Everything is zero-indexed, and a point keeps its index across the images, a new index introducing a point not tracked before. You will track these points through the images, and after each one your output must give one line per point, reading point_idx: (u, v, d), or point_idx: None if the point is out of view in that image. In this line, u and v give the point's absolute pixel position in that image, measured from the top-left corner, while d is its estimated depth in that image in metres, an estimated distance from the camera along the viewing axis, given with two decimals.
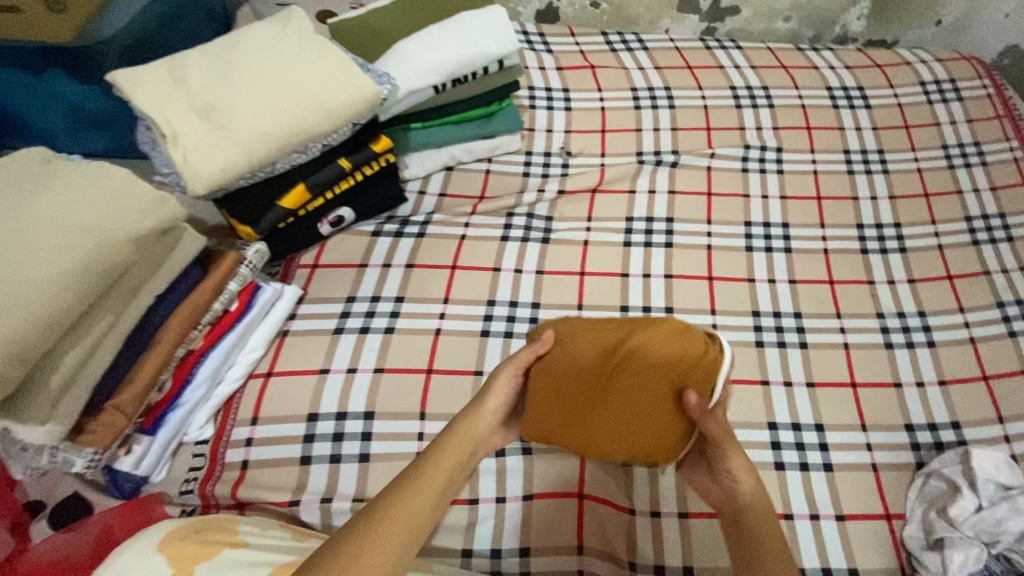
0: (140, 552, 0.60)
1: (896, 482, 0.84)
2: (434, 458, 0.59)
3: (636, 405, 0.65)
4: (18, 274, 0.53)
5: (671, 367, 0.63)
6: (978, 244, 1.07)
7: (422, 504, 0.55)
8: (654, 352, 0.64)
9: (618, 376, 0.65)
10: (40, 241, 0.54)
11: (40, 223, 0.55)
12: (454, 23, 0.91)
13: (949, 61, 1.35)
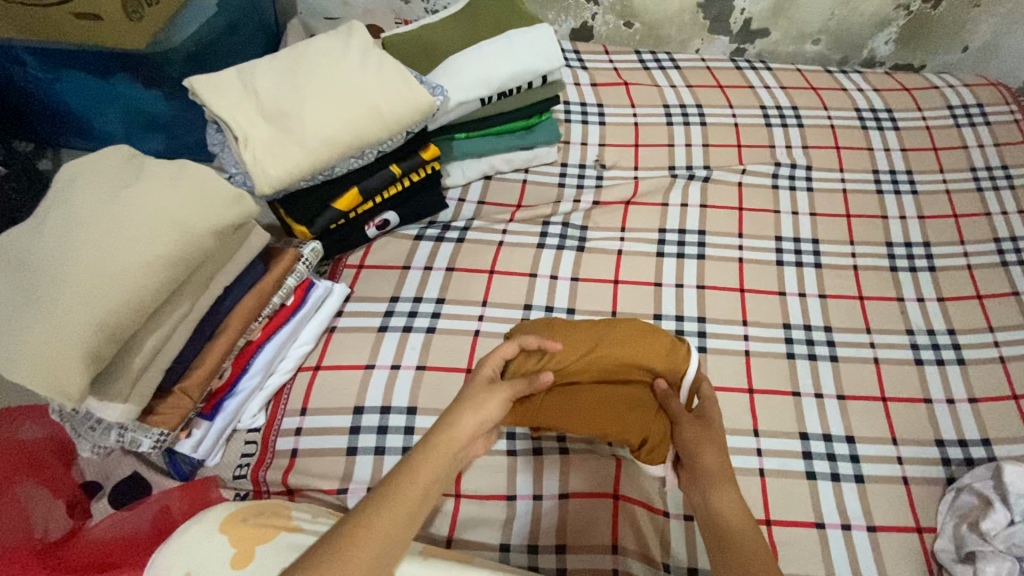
0: (206, 530, 0.64)
1: (926, 497, 0.85)
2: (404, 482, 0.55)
3: (618, 398, 0.75)
4: (116, 262, 0.59)
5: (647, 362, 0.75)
6: (1007, 265, 1.09)
7: (389, 533, 0.52)
8: (631, 351, 0.75)
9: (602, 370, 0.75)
10: (135, 233, 0.60)
11: (134, 217, 0.61)
12: (503, 39, 0.96)
13: (976, 87, 1.37)
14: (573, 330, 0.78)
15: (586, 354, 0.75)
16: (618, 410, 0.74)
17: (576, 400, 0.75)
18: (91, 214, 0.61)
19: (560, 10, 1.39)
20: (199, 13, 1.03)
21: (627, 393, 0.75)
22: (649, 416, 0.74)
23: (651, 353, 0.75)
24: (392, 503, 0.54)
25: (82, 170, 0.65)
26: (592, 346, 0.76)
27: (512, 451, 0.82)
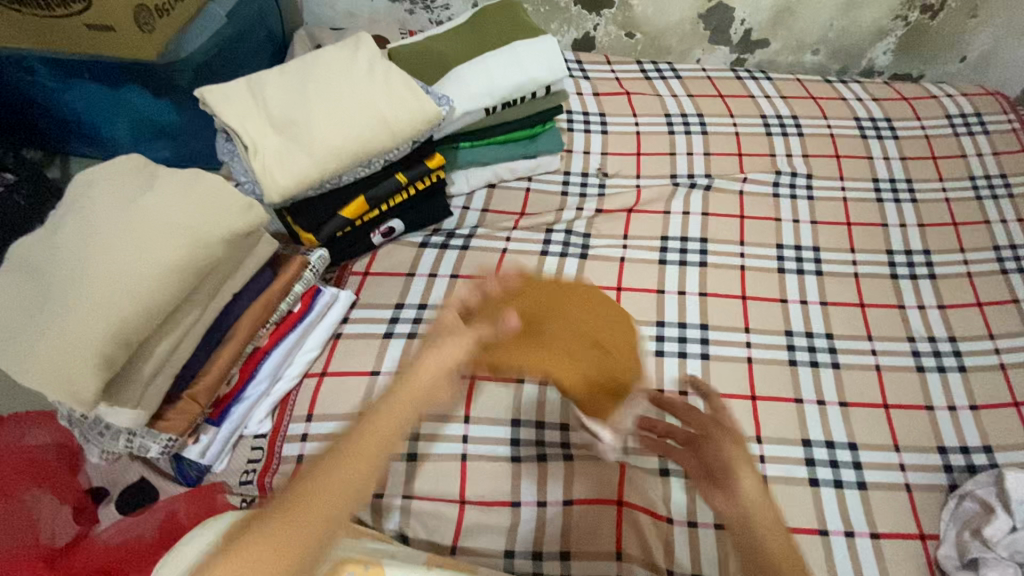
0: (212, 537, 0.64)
1: (929, 503, 0.86)
2: (343, 452, 0.46)
3: (578, 356, 0.74)
4: (129, 272, 0.60)
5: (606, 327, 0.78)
6: (1007, 272, 1.10)
7: (330, 502, 0.44)
8: (593, 313, 0.78)
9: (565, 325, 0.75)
10: (148, 242, 0.62)
11: (148, 227, 0.62)
12: (508, 50, 0.97)
13: (975, 96, 1.39)
14: (538, 291, 0.77)
15: (546, 309, 0.75)
16: (577, 362, 0.74)
17: (541, 351, 0.72)
18: (104, 222, 0.62)
19: (562, 20, 1.41)
20: (210, 23, 1.05)
21: (591, 349, 0.75)
22: (614, 372, 0.75)
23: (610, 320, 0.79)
24: (331, 477, 0.45)
25: (96, 178, 0.66)
26: (558, 305, 0.76)
27: (517, 457, 0.83)
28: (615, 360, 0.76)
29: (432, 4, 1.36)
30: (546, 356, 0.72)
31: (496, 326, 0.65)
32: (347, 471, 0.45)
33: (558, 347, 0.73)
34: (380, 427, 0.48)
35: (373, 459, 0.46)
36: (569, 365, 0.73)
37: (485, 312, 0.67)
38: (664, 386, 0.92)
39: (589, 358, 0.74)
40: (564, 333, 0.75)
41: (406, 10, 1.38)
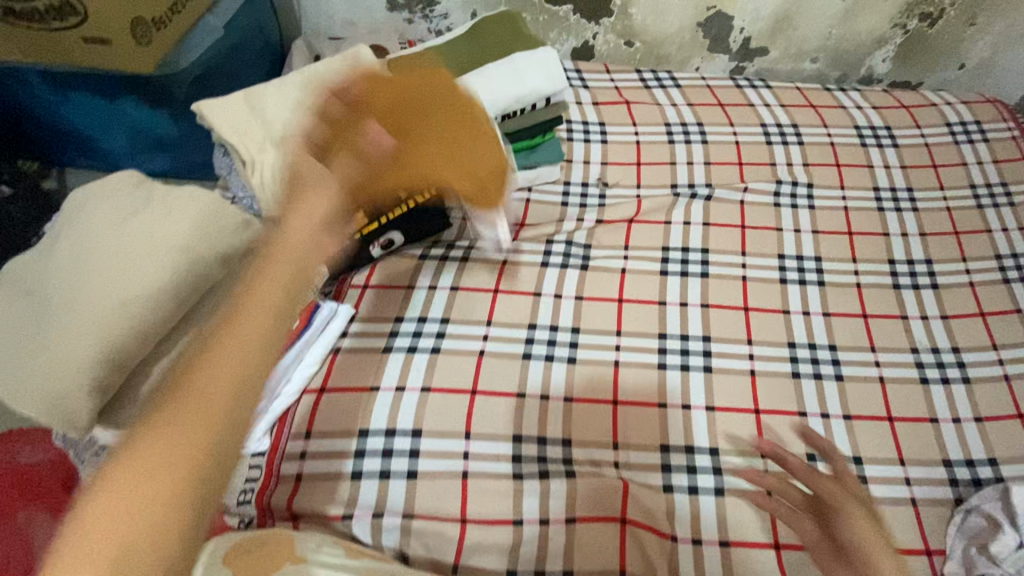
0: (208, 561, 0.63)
1: (935, 517, 0.85)
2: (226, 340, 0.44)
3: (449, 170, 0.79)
4: (122, 292, 0.59)
5: (476, 158, 0.82)
6: (1009, 282, 1.09)
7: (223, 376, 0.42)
8: (461, 147, 0.81)
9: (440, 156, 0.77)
10: (143, 263, 0.61)
11: (144, 247, 0.62)
12: (508, 62, 0.97)
13: (974, 104, 1.39)
14: (382, 97, 0.76)
15: (415, 135, 0.75)
16: (458, 158, 0.80)
17: (420, 157, 0.75)
18: (97, 242, 0.62)
19: (561, 29, 1.40)
20: (207, 35, 1.03)
21: (464, 114, 0.84)
22: (477, 119, 0.86)
23: (482, 157, 0.82)
24: (222, 356, 0.43)
25: (93, 199, 0.66)
26: (410, 104, 0.77)
27: (518, 474, 0.82)
28: (477, 117, 0.85)
29: (431, 13, 1.36)
30: (430, 160, 0.75)
31: (360, 138, 0.67)
32: (237, 349, 0.43)
33: (429, 129, 0.77)
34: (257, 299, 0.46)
35: (264, 333, 0.45)
36: (450, 161, 0.78)
37: (340, 136, 0.68)
38: (667, 399, 0.91)
39: (465, 155, 0.81)
40: (434, 135, 0.77)
41: (405, 19, 1.38)
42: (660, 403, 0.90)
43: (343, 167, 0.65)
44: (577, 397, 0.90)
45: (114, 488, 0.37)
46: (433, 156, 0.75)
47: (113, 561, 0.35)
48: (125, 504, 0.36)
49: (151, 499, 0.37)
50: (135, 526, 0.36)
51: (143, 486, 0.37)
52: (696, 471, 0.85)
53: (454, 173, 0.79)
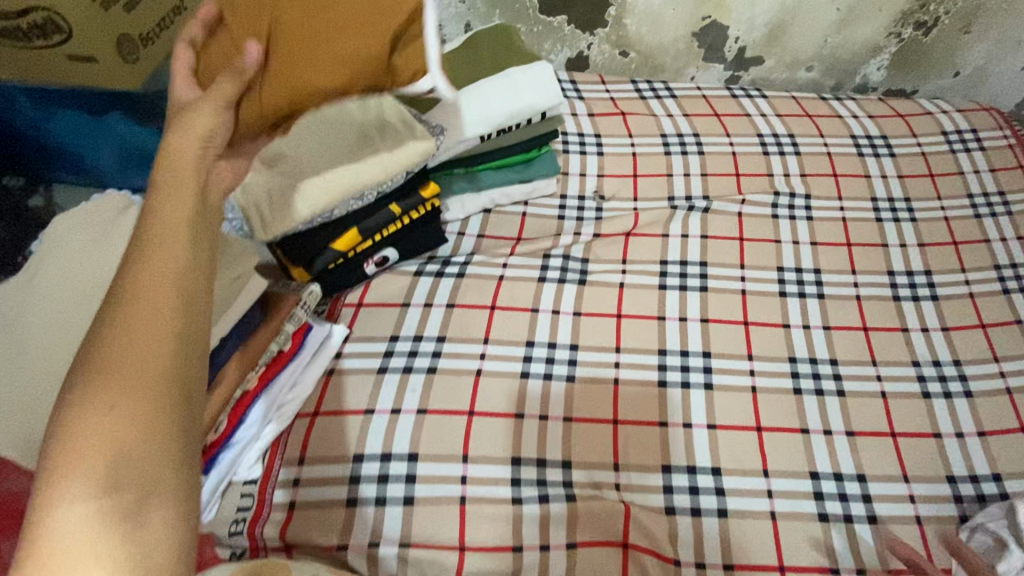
0: None
1: (939, 536, 0.84)
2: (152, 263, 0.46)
3: (333, 50, 0.63)
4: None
5: (364, 25, 0.63)
6: (1008, 292, 1.09)
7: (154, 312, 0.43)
8: (339, 13, 0.63)
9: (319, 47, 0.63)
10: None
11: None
12: (506, 77, 0.95)
13: (969, 112, 1.39)
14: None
15: (293, 29, 0.63)
16: (343, 49, 0.63)
17: (298, 63, 0.64)
18: (81, 281, 0.65)
19: (555, 40, 1.39)
20: None
21: (351, 3, 0.63)
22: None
23: (366, 18, 0.63)
24: (144, 293, 0.43)
25: (70, 240, 0.69)
26: (283, 3, 0.63)
27: (518, 499, 0.80)
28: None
29: None
30: (312, 73, 0.64)
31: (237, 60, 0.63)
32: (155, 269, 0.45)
33: (302, 16, 0.63)
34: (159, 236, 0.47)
35: (185, 245, 0.48)
36: (338, 45, 0.63)
37: (216, 66, 0.65)
38: (668, 418, 0.89)
39: (343, 37, 0.63)
40: (313, 21, 0.63)
41: None
42: (660, 422, 0.89)
43: (216, 89, 0.61)
44: (576, 416, 0.88)
45: (85, 425, 0.38)
46: (311, 62, 0.64)
47: (108, 482, 0.37)
48: (105, 436, 0.38)
49: (134, 402, 0.40)
50: (123, 450, 0.38)
51: (115, 418, 0.39)
52: (698, 492, 0.84)
53: (350, 60, 0.64)
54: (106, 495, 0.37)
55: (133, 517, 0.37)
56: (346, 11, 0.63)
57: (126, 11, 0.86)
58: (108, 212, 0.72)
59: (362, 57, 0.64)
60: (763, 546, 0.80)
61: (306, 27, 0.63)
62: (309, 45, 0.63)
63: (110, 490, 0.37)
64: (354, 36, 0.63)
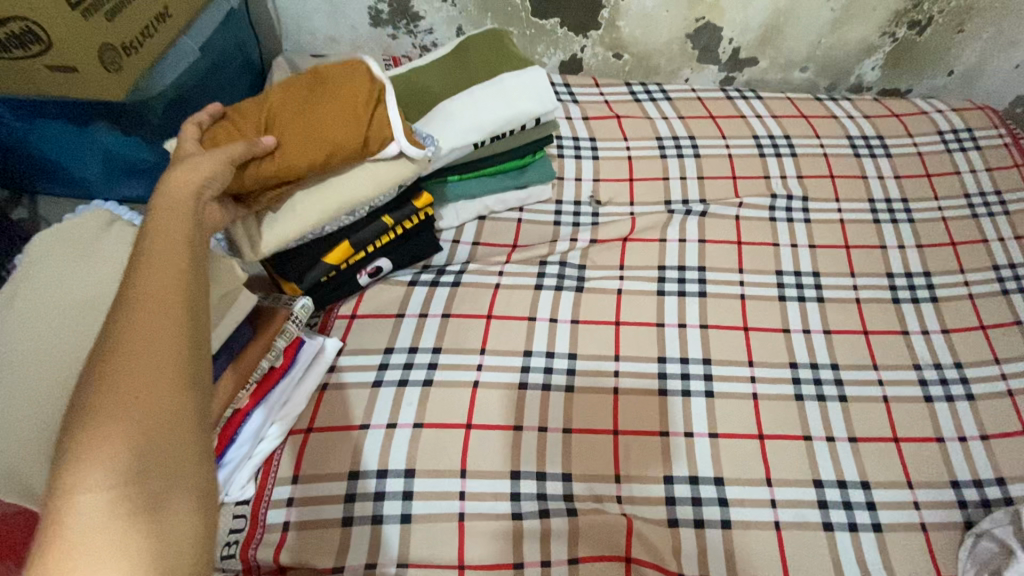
0: None
1: (945, 543, 0.82)
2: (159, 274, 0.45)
3: (327, 123, 0.73)
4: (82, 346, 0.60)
5: (351, 106, 0.75)
6: (1008, 293, 1.08)
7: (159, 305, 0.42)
8: (330, 101, 0.75)
9: (314, 119, 0.73)
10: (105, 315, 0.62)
11: (103, 301, 0.63)
12: (497, 84, 0.94)
13: (964, 111, 1.38)
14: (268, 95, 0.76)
15: (293, 111, 0.73)
16: (330, 124, 0.73)
17: (292, 133, 0.72)
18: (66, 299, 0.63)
19: (548, 43, 1.38)
20: (183, 58, 1.02)
21: (337, 86, 0.76)
22: (355, 79, 0.77)
23: (349, 99, 0.75)
24: (155, 300, 0.43)
25: (50, 257, 0.67)
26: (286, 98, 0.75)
27: (518, 514, 0.78)
28: (358, 82, 0.77)
29: (416, 28, 1.34)
30: (303, 140, 0.72)
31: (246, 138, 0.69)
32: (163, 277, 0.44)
33: (289, 107, 0.74)
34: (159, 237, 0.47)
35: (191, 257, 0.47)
36: (332, 118, 0.73)
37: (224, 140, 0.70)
38: (669, 427, 0.88)
39: (330, 114, 0.73)
40: (310, 106, 0.74)
41: (389, 34, 1.35)
42: (661, 431, 0.88)
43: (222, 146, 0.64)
44: (576, 427, 0.87)
45: (95, 434, 0.37)
46: (303, 132, 0.72)
47: (123, 476, 0.37)
48: (121, 427, 0.38)
49: (146, 411, 0.39)
50: (140, 443, 0.38)
51: (128, 410, 0.38)
52: (701, 503, 0.82)
53: (341, 129, 0.73)
54: (125, 488, 0.36)
55: (154, 511, 0.37)
56: (336, 99, 0.75)
57: (107, 19, 0.83)
58: (90, 227, 0.70)
59: (350, 126, 0.73)
60: (768, 557, 0.79)
61: (303, 110, 0.74)
62: (305, 120, 0.73)
63: (130, 483, 0.36)
64: (341, 114, 0.74)
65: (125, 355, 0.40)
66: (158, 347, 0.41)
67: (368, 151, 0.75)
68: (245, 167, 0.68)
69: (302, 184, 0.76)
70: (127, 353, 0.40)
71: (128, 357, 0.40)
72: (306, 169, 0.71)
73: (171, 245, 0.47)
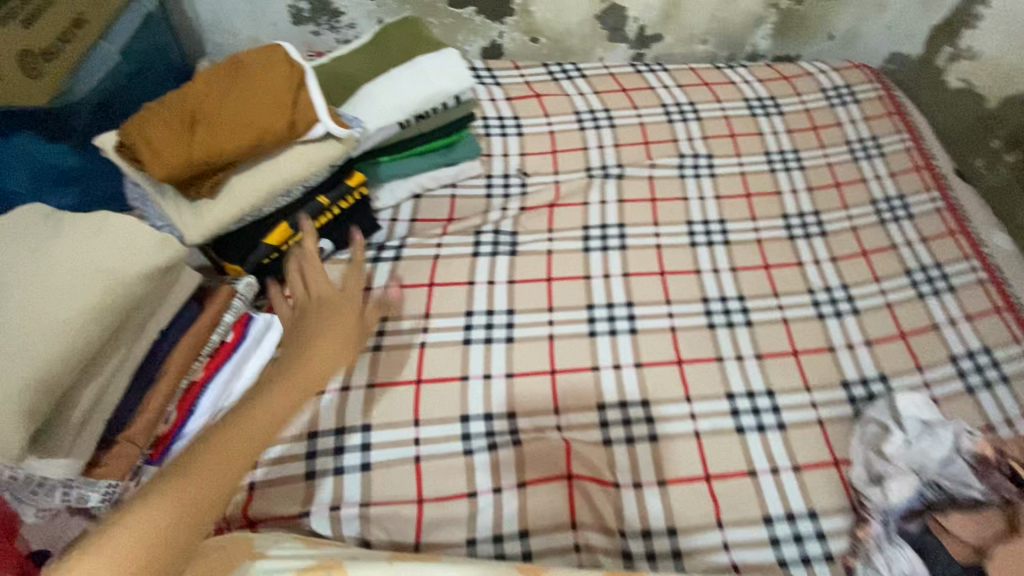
0: None
1: (840, 432, 0.95)
2: (255, 409, 0.61)
3: (255, 106, 0.78)
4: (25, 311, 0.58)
5: (275, 88, 0.80)
6: (884, 222, 1.26)
7: (221, 474, 0.54)
8: (254, 85, 0.80)
9: (243, 104, 0.78)
10: (44, 276, 0.60)
11: (41, 256, 0.61)
12: (414, 66, 1.02)
13: (844, 70, 1.56)
14: (192, 86, 0.80)
15: (219, 98, 0.78)
16: (257, 107, 0.78)
17: (223, 119, 0.77)
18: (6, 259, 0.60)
19: (468, 31, 1.46)
20: (105, 62, 1.05)
21: (259, 71, 0.82)
22: (275, 62, 0.83)
23: (274, 82, 0.81)
24: (242, 429, 0.58)
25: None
26: (210, 87, 0.80)
27: (469, 450, 0.87)
28: (278, 65, 0.83)
29: (338, 24, 1.39)
30: (233, 123, 0.77)
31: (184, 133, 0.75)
32: (255, 412, 0.60)
33: (212, 99, 0.78)
34: (269, 413, 0.61)
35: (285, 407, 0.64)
36: (258, 101, 0.79)
37: (158, 132, 0.74)
38: (599, 362, 0.98)
39: (259, 102, 0.79)
40: (236, 92, 0.79)
41: (311, 31, 1.40)
42: (593, 367, 0.98)
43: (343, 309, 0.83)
44: (517, 371, 0.96)
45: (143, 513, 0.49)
46: (232, 116, 0.77)
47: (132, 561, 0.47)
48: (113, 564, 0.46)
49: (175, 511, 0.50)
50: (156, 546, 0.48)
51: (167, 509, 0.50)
52: (631, 423, 0.92)
53: (269, 110, 0.79)
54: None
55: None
56: (260, 82, 0.80)
57: (25, 27, 0.88)
58: (29, 220, 0.64)
59: (278, 106, 0.79)
60: (690, 461, 0.89)
61: (229, 97, 0.79)
62: (233, 106, 0.78)
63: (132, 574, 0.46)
64: (267, 97, 0.80)
65: (187, 481, 0.52)
66: (196, 510, 0.51)
67: (296, 133, 0.81)
68: (183, 154, 0.74)
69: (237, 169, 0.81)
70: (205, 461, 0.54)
71: (204, 467, 0.54)
72: (235, 152, 0.76)
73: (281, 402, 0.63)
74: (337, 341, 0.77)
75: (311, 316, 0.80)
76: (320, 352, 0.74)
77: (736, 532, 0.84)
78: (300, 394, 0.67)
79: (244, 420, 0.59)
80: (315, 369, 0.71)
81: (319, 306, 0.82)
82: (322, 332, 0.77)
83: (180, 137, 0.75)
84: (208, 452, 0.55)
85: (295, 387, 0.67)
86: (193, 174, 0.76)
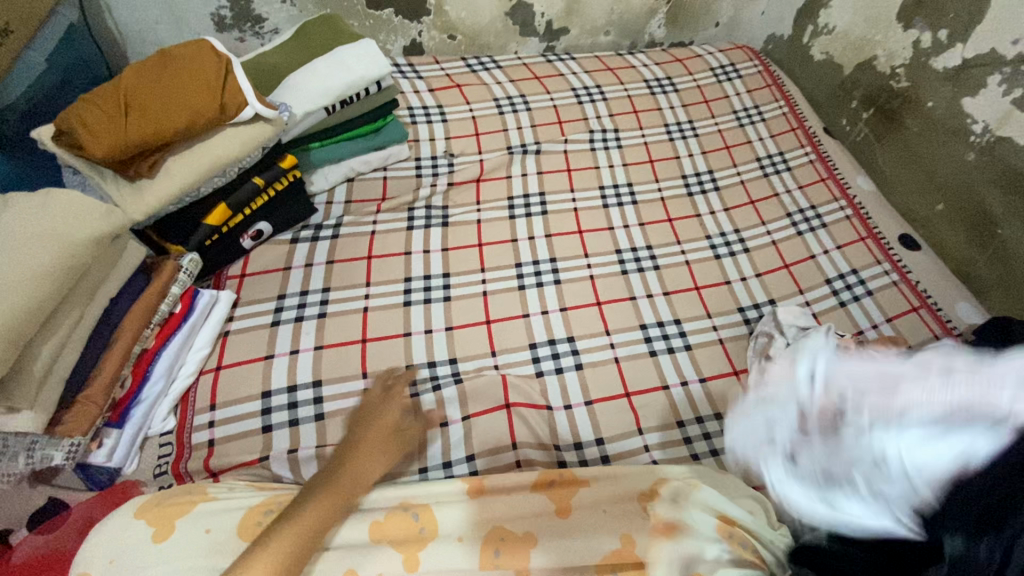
0: (123, 522, 0.70)
1: (738, 348, 1.11)
2: (324, 497, 0.69)
3: (186, 92, 0.86)
4: None
5: (206, 76, 0.88)
6: (768, 175, 1.45)
7: (309, 540, 0.65)
8: (185, 75, 0.87)
9: (175, 91, 0.85)
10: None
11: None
12: (334, 56, 1.12)
13: (728, 51, 1.77)
14: (125, 77, 0.86)
15: (152, 87, 0.85)
16: (190, 93, 0.86)
17: (158, 105, 0.84)
18: None
19: (388, 31, 1.56)
20: (32, 68, 1.07)
21: (189, 63, 0.89)
22: (203, 54, 0.91)
23: (205, 71, 0.89)
24: (317, 513, 0.68)
25: None
26: (143, 78, 0.86)
27: (415, 393, 0.96)
28: (207, 57, 0.91)
29: (261, 30, 1.47)
30: (167, 108, 0.84)
31: (120, 118, 0.81)
32: (327, 501, 0.69)
33: (145, 87, 0.85)
34: (337, 503, 0.70)
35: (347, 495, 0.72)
36: (190, 89, 0.86)
37: (95, 117, 0.80)
38: (528, 310, 1.10)
39: (190, 88, 0.86)
40: (169, 81, 0.86)
41: (237, 37, 1.47)
42: (523, 314, 1.09)
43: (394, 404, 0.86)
44: (455, 324, 1.06)
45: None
46: (166, 102, 0.84)
47: None
48: None
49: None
50: None
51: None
52: (559, 356, 1.05)
53: (200, 95, 0.86)
54: None
55: None
56: (191, 72, 0.88)
57: None
58: None
59: (208, 91, 0.87)
60: (612, 382, 1.03)
61: (162, 84, 0.86)
62: (166, 93, 0.85)
63: None
64: (198, 84, 0.87)
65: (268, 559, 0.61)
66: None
67: (226, 116, 0.88)
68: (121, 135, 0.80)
69: (172, 151, 0.88)
70: (284, 541, 0.64)
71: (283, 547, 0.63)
72: (171, 132, 0.83)
73: (342, 494, 0.71)
74: (379, 450, 0.79)
75: (363, 412, 0.85)
76: (359, 464, 0.76)
77: (656, 436, 0.97)
78: (360, 481, 0.75)
79: (318, 509, 0.68)
80: (356, 476, 0.74)
81: (369, 414, 0.84)
82: (367, 436, 0.80)
83: (116, 120, 0.81)
84: (289, 529, 0.65)
85: (346, 487, 0.72)
86: (129, 155, 0.82)
